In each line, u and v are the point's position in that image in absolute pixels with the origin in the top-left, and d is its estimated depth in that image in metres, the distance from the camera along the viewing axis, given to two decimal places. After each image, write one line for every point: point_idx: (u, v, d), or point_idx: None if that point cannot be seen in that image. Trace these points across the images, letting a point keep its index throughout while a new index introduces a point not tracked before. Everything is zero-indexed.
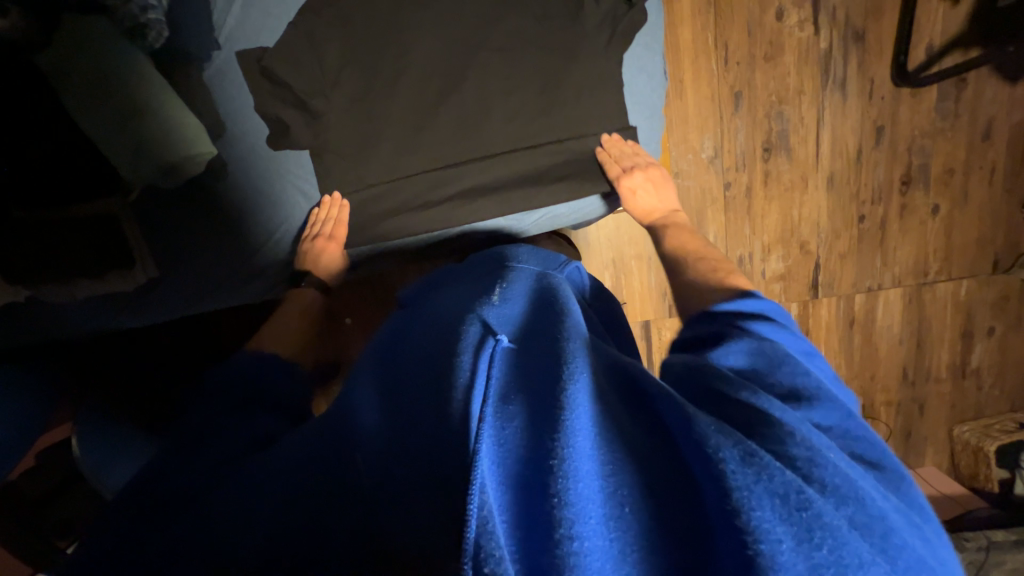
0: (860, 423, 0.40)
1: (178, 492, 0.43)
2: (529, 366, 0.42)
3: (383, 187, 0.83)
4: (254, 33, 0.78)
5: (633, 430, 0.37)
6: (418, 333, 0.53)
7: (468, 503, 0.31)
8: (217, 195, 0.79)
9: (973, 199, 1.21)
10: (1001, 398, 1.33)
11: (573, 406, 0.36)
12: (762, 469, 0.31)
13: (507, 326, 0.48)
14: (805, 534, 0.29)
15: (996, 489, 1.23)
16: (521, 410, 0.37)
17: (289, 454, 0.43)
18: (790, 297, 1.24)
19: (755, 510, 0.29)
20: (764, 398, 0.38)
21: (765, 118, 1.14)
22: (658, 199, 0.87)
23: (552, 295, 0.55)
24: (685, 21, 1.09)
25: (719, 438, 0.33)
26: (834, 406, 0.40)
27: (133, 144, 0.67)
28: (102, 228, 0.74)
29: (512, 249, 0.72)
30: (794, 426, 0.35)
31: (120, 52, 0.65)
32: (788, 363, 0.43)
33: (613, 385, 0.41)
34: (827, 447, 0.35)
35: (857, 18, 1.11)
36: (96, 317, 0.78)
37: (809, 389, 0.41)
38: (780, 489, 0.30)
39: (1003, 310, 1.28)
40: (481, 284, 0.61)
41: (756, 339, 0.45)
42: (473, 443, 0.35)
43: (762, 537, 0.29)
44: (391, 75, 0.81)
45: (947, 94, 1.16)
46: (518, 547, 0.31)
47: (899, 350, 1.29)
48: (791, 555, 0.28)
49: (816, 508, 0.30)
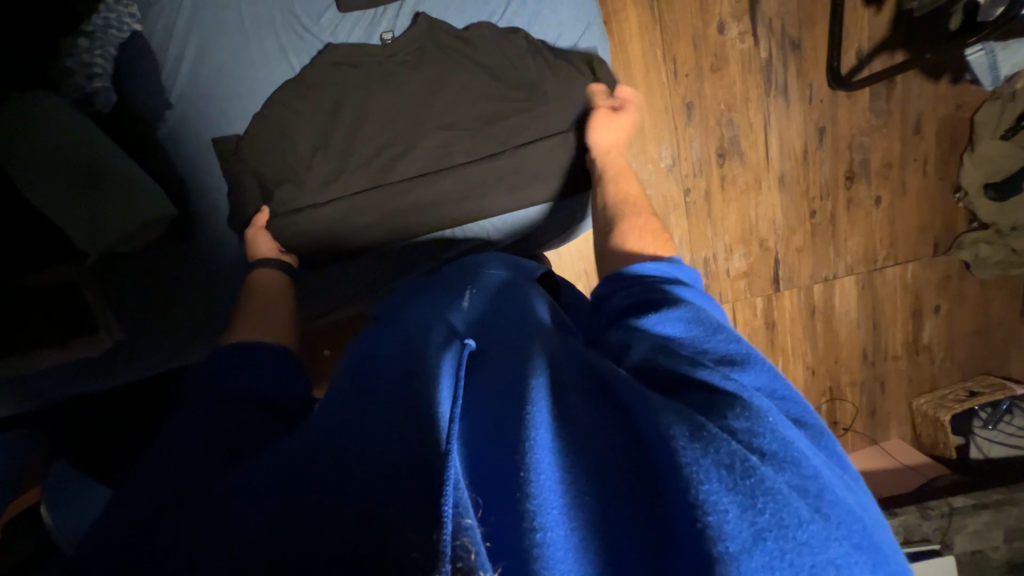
0: (785, 381, 0.44)
1: (168, 517, 0.42)
2: (492, 371, 0.45)
3: (342, 233, 0.81)
4: (205, 89, 0.79)
5: (592, 416, 0.40)
6: (388, 350, 0.54)
7: (443, 503, 0.32)
8: (183, 254, 0.80)
9: (910, 189, 1.30)
10: (952, 368, 1.43)
11: (535, 405, 0.39)
12: (709, 442, 0.35)
13: (473, 328, 0.52)
14: (749, 500, 0.32)
15: (953, 455, 1.34)
16: (486, 412, 0.40)
17: (256, 477, 0.43)
18: (754, 292, 1.30)
19: (703, 484, 0.32)
20: (712, 368, 0.43)
21: (717, 126, 1.20)
22: (619, 138, 0.80)
23: (514, 295, 0.60)
24: (634, 38, 1.14)
25: (671, 419, 0.37)
26: (762, 367, 0.44)
27: (89, 216, 0.66)
28: (62, 296, 0.72)
29: (480, 258, 0.74)
30: (738, 396, 0.39)
31: (74, 123, 0.67)
32: (720, 331, 0.48)
33: (575, 378, 0.44)
34: (767, 414, 0.38)
35: (793, 28, 1.18)
36: (65, 385, 0.78)
37: (740, 354, 0.45)
38: (725, 459, 0.34)
39: (946, 288, 1.37)
40: (448, 293, 0.63)
41: (695, 309, 0.51)
42: (445, 443, 0.36)
43: (710, 509, 0.31)
44: (347, 120, 0.80)
45: (879, 94, 1.24)
46: (493, 549, 0.31)
47: (858, 332, 1.37)
48: (737, 524, 0.31)
49: (759, 474, 0.33)
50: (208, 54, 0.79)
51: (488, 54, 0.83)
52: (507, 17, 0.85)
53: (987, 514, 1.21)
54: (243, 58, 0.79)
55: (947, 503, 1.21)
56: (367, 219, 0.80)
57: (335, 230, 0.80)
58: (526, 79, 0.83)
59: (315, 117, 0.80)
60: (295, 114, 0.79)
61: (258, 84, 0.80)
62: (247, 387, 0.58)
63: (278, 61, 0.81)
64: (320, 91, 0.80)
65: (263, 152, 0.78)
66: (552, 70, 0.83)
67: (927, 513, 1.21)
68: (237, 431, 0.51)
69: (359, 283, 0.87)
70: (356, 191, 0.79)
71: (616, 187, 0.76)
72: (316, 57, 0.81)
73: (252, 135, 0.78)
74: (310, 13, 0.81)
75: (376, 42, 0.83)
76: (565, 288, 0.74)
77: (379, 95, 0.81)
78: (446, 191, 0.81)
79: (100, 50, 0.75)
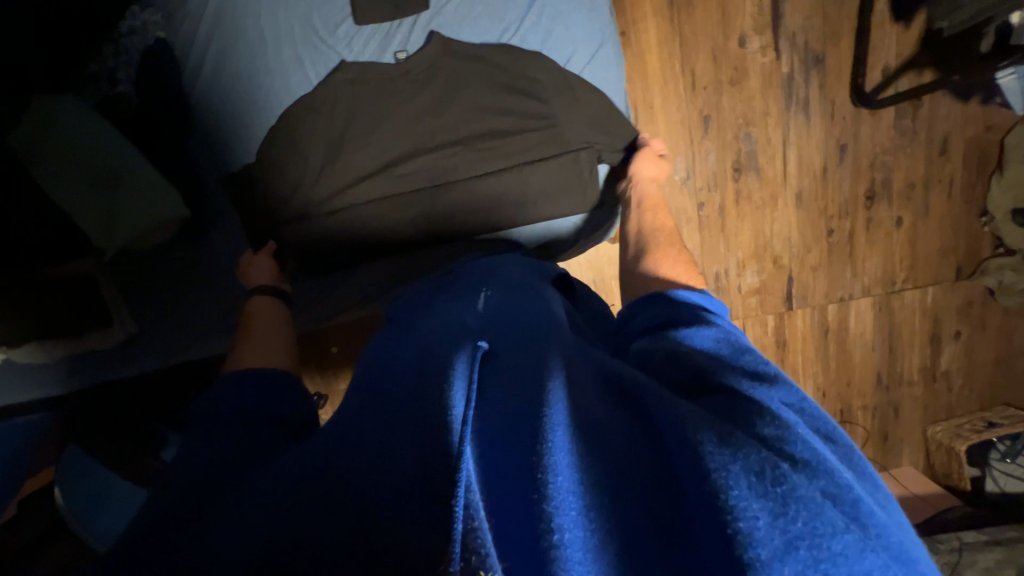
0: (813, 402, 0.42)
1: (168, 509, 0.43)
2: (508, 377, 0.43)
3: (352, 241, 0.82)
4: (222, 96, 0.82)
5: (615, 420, 0.39)
6: (401, 355, 0.53)
7: (454, 502, 0.32)
8: (201, 250, 0.83)
9: (934, 211, 1.26)
10: (971, 397, 1.38)
11: (553, 406, 0.39)
12: (737, 448, 0.34)
13: (489, 330, 0.51)
14: (780, 507, 0.31)
15: (969, 486, 1.30)
16: (499, 418, 0.39)
17: (271, 473, 0.44)
18: (766, 310, 1.28)
19: (732, 489, 0.32)
20: (741, 379, 0.42)
21: (734, 140, 1.18)
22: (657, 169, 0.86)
23: (532, 297, 0.59)
24: (652, 49, 1.13)
25: (697, 424, 0.36)
26: (789, 391, 0.42)
27: (106, 215, 0.68)
28: (79, 289, 0.75)
29: (505, 261, 0.73)
30: (765, 405, 0.38)
31: (85, 122, 0.68)
32: (749, 352, 0.47)
33: (597, 384, 0.43)
34: (797, 425, 0.37)
35: (817, 43, 1.15)
36: (77, 377, 0.81)
37: (770, 372, 0.43)
38: (755, 465, 0.33)
39: (967, 314, 1.33)
40: (465, 293, 0.63)
41: (729, 332, 0.50)
42: (457, 445, 0.36)
43: (740, 515, 0.31)
44: (361, 130, 0.81)
45: (904, 112, 1.21)
46: (504, 551, 0.32)
47: (873, 356, 1.33)
48: (768, 531, 0.30)
49: (791, 481, 0.32)
50: (228, 61, 0.81)
51: (503, 67, 0.83)
52: (519, 36, 0.85)
53: (999, 552, 1.14)
54: (261, 68, 0.82)
55: (956, 537, 1.18)
56: (378, 227, 0.82)
57: (346, 235, 0.81)
58: (535, 94, 0.83)
59: (330, 127, 0.81)
60: (309, 121, 0.80)
61: (275, 92, 0.82)
62: (252, 387, 0.58)
63: (296, 69, 0.82)
64: (336, 100, 0.81)
65: (278, 156, 0.80)
66: (561, 89, 0.83)
67: (935, 546, 1.18)
68: (235, 429, 0.52)
69: (378, 280, 0.85)
70: (367, 201, 0.80)
71: (652, 217, 0.80)
72: (334, 68, 0.82)
73: (269, 142, 0.80)
74: (328, 24, 0.83)
75: (390, 61, 0.84)
76: (582, 292, 0.74)
77: (393, 105, 0.81)
78: (455, 203, 0.82)
79: (125, 58, 0.79)
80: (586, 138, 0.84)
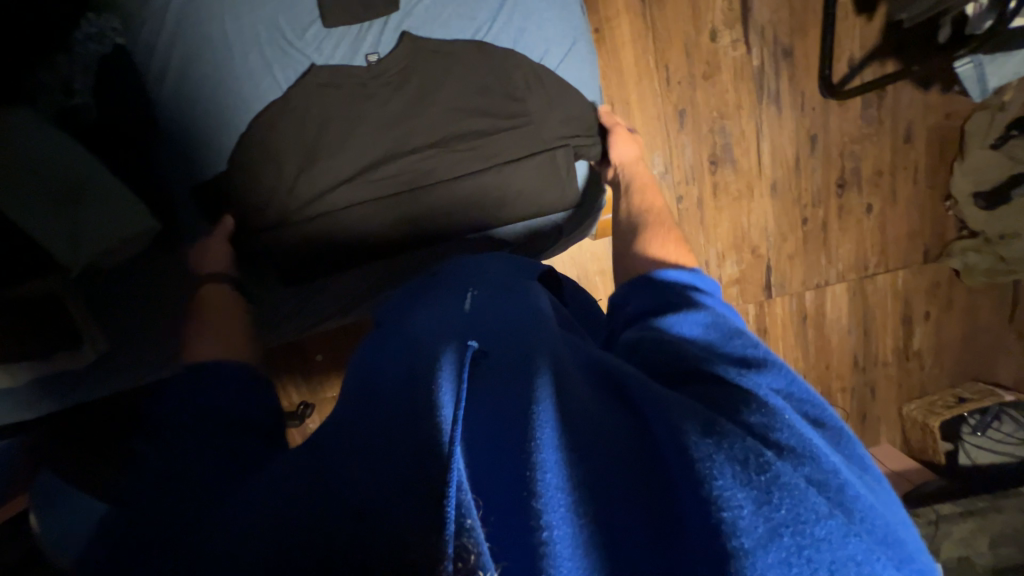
0: (802, 383, 0.43)
1: (147, 532, 0.42)
2: (497, 375, 0.43)
3: (330, 249, 0.80)
4: (187, 103, 0.79)
5: (604, 414, 0.39)
6: (389, 354, 0.53)
7: (447, 500, 0.32)
8: (173, 262, 0.80)
9: (901, 197, 1.31)
10: (942, 375, 1.44)
11: (541, 405, 0.39)
12: (722, 437, 0.35)
13: (478, 330, 0.50)
14: (765, 495, 0.32)
15: (942, 460, 1.34)
16: (489, 418, 0.39)
17: (260, 487, 0.42)
18: (746, 299, 1.31)
19: (717, 479, 0.32)
20: (728, 368, 0.43)
21: (709, 133, 1.20)
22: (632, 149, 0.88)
23: (520, 295, 0.59)
24: (626, 45, 1.14)
25: (684, 415, 0.37)
26: (778, 371, 0.43)
27: (69, 232, 0.65)
28: (43, 307, 0.71)
29: (487, 258, 0.72)
30: (753, 394, 0.39)
31: (44, 136, 0.66)
32: (739, 337, 0.47)
33: (588, 378, 0.44)
34: (784, 412, 0.38)
35: (785, 36, 1.18)
36: (46, 398, 0.79)
37: (758, 357, 0.44)
38: (739, 454, 0.34)
39: (935, 295, 1.38)
40: (453, 292, 0.63)
41: (721, 317, 0.50)
42: (449, 444, 0.36)
43: (725, 505, 0.31)
44: (336, 134, 0.79)
45: (870, 103, 1.25)
46: (497, 551, 0.32)
47: (849, 339, 1.38)
48: (753, 519, 0.31)
49: (775, 469, 0.33)
50: (192, 67, 0.79)
51: (477, 67, 0.82)
52: (493, 35, 0.85)
53: (971, 522, 1.21)
54: (228, 74, 0.79)
55: (933, 510, 1.24)
56: (357, 232, 0.80)
57: (325, 241, 0.79)
58: (511, 94, 0.83)
59: (303, 131, 0.79)
60: (281, 127, 0.78)
61: (243, 98, 0.80)
62: (219, 396, 0.55)
63: (264, 74, 0.80)
64: (307, 104, 0.79)
65: (250, 164, 0.78)
66: (536, 89, 0.83)
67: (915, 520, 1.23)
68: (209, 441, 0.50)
69: (361, 281, 0.87)
70: (345, 206, 0.78)
71: (641, 197, 0.80)
72: (304, 72, 0.81)
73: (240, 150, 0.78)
74: (296, 28, 0.81)
75: (361, 63, 0.83)
76: (568, 286, 0.75)
77: (367, 108, 0.80)
78: (436, 206, 0.81)
79: (81, 66, 0.76)
80: (563, 137, 0.84)
